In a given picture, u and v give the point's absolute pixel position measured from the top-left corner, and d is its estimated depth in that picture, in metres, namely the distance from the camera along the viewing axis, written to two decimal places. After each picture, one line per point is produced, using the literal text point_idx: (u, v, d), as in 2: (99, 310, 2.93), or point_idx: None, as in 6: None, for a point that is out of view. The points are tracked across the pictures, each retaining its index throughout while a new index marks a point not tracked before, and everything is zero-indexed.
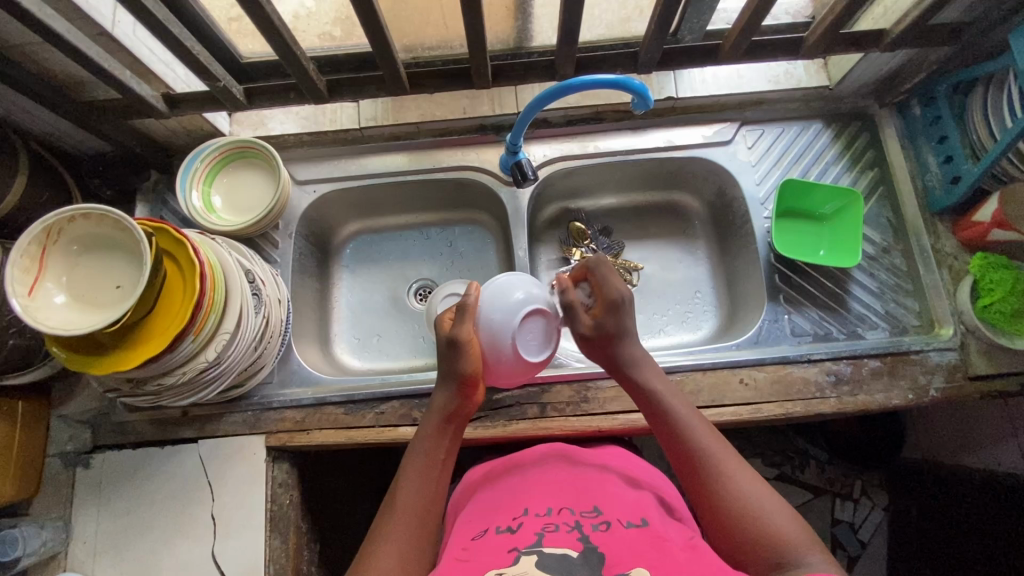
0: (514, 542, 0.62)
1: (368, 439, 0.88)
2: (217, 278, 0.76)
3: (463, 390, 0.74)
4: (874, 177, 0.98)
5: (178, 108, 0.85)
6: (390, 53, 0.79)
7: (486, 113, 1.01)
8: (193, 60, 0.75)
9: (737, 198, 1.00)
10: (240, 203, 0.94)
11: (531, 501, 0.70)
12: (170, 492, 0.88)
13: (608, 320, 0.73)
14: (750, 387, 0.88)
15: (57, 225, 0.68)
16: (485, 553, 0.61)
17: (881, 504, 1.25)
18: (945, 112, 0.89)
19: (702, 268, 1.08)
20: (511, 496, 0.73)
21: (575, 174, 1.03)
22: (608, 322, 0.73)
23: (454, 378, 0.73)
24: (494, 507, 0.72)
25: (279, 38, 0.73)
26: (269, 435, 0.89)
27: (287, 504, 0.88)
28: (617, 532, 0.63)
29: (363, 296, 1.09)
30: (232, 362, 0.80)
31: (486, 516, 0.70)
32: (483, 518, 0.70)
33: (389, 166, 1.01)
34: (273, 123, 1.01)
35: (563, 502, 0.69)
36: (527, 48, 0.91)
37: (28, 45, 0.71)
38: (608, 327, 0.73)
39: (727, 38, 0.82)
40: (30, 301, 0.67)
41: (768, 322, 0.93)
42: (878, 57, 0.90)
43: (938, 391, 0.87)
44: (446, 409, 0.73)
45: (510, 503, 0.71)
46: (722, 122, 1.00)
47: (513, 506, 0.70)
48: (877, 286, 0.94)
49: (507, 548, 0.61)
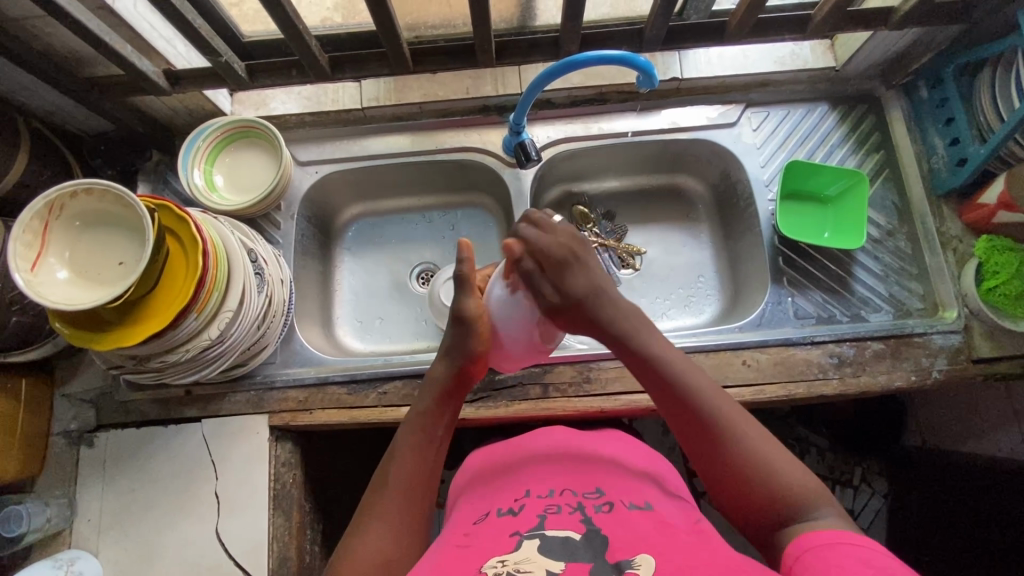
0: (516, 527, 0.62)
1: (371, 419, 0.88)
2: (220, 255, 0.76)
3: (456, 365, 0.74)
4: (880, 159, 0.97)
5: (180, 85, 0.83)
6: (393, 29, 0.79)
7: (489, 93, 1.00)
8: (195, 34, 0.74)
9: (741, 180, 1.00)
10: (241, 184, 0.94)
11: (532, 485, 0.70)
12: (175, 470, 0.88)
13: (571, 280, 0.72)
14: (753, 368, 0.88)
15: (59, 200, 0.68)
16: (489, 537, 0.62)
17: (880, 491, 1.25)
18: (952, 93, 0.89)
19: (705, 251, 1.07)
20: (513, 480, 0.73)
21: (578, 157, 1.02)
22: (567, 285, 0.71)
23: (456, 356, 0.74)
24: (495, 491, 0.72)
25: (283, 14, 0.72)
26: (272, 415, 0.89)
27: (290, 483, 0.89)
28: (619, 514, 0.63)
29: (364, 279, 1.08)
30: (236, 340, 0.80)
31: (489, 500, 0.71)
32: (486, 501, 0.71)
33: (392, 147, 1.01)
34: (275, 103, 1.01)
35: (565, 485, 0.69)
36: (531, 26, 0.90)
37: (31, 19, 0.70)
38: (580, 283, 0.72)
39: (734, 15, 0.81)
40: (32, 276, 0.66)
41: (772, 305, 0.92)
42: (886, 37, 0.89)
43: (941, 373, 0.87)
44: (444, 384, 0.74)
45: (511, 486, 0.71)
46: (727, 104, 0.99)
47: (514, 490, 0.70)
48: (882, 269, 0.93)
49: (510, 533, 0.61)
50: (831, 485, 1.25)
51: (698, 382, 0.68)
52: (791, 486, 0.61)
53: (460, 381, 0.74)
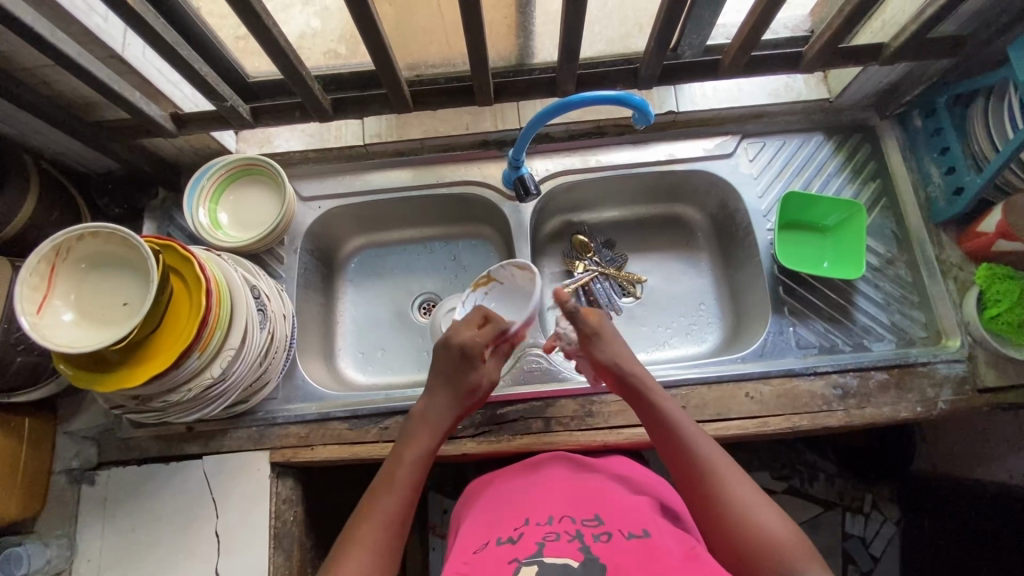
0: (513, 554, 0.61)
1: (372, 455, 0.88)
2: (223, 295, 0.77)
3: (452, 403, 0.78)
4: (877, 188, 0.98)
5: (187, 127, 0.85)
6: (393, 70, 0.80)
7: (489, 129, 1.02)
8: (201, 82, 0.74)
9: (739, 210, 1.01)
10: (245, 220, 0.95)
11: (532, 510, 0.69)
12: (175, 508, 0.88)
13: (602, 329, 0.82)
14: (756, 401, 0.87)
15: (65, 244, 0.69)
16: (487, 564, 0.61)
17: (892, 518, 1.23)
18: (946, 123, 0.89)
19: (706, 279, 1.08)
20: (512, 505, 0.71)
21: (577, 189, 1.04)
22: (599, 333, 0.82)
23: (449, 395, 0.78)
24: (495, 515, 0.71)
25: (287, 60, 0.74)
26: (273, 451, 0.89)
27: (291, 520, 0.89)
28: (615, 540, 0.62)
29: (366, 310, 1.09)
30: (238, 378, 0.80)
31: (489, 523, 0.70)
32: (486, 522, 0.70)
33: (393, 182, 1.03)
34: (278, 140, 1.03)
35: (563, 510, 0.68)
36: (529, 65, 0.92)
37: (41, 67, 0.72)
38: (599, 336, 0.82)
39: (727, 53, 0.83)
40: (38, 319, 0.67)
41: (774, 334, 0.92)
42: (877, 71, 0.90)
43: (947, 404, 0.86)
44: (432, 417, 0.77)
45: (510, 512, 0.70)
46: (723, 135, 1.01)
47: (514, 515, 0.69)
48: (883, 297, 0.93)
49: (509, 559, 0.61)
50: (841, 511, 1.23)
51: (698, 436, 0.72)
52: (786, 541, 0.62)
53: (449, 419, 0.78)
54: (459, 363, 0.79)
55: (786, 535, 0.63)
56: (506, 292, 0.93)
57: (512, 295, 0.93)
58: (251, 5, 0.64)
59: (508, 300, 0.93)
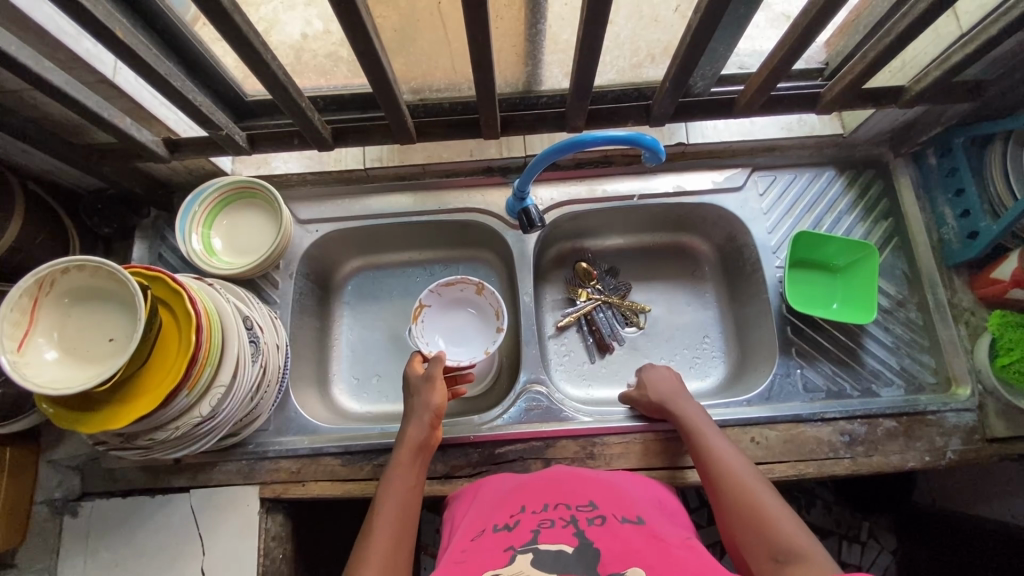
0: (510, 542, 0.58)
1: (365, 492, 0.85)
2: (213, 326, 0.73)
3: (413, 419, 0.78)
4: (889, 227, 0.96)
5: (180, 152, 0.82)
6: (396, 103, 0.78)
7: (493, 156, 1.00)
8: (196, 111, 0.71)
9: (748, 244, 0.98)
10: (241, 245, 0.92)
11: (527, 498, 0.66)
12: (159, 544, 0.85)
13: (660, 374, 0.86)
14: (762, 447, 0.85)
15: (49, 276, 0.66)
16: (482, 552, 0.58)
17: (888, 547, 1.17)
18: (962, 165, 0.87)
19: (711, 312, 1.05)
20: (506, 500, 0.69)
21: (582, 218, 1.01)
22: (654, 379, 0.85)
23: (416, 414, 0.78)
24: (491, 509, 0.68)
25: (285, 91, 0.71)
26: (263, 486, 0.86)
27: (279, 558, 0.86)
28: (612, 528, 0.59)
29: (362, 334, 1.06)
30: (228, 414, 0.77)
31: (484, 517, 0.67)
32: (482, 517, 0.67)
33: (393, 207, 1.00)
34: (276, 162, 1.00)
35: (558, 498, 0.66)
36: (537, 91, 0.89)
37: (27, 91, 0.68)
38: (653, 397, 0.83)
39: (744, 92, 0.80)
40: (18, 356, 0.64)
41: (780, 376, 0.90)
42: (892, 112, 0.88)
43: (956, 454, 0.84)
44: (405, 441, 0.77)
45: (505, 504, 0.67)
46: (733, 167, 0.98)
47: (509, 505, 0.66)
48: (893, 341, 0.91)
49: (504, 548, 0.57)
50: (837, 539, 1.17)
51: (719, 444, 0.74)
52: (793, 533, 0.61)
53: (426, 435, 0.77)
54: (425, 385, 0.80)
55: (795, 531, 0.61)
56: (438, 317, 0.98)
57: (444, 323, 0.98)
58: (249, 40, 0.61)
59: (443, 323, 0.98)
